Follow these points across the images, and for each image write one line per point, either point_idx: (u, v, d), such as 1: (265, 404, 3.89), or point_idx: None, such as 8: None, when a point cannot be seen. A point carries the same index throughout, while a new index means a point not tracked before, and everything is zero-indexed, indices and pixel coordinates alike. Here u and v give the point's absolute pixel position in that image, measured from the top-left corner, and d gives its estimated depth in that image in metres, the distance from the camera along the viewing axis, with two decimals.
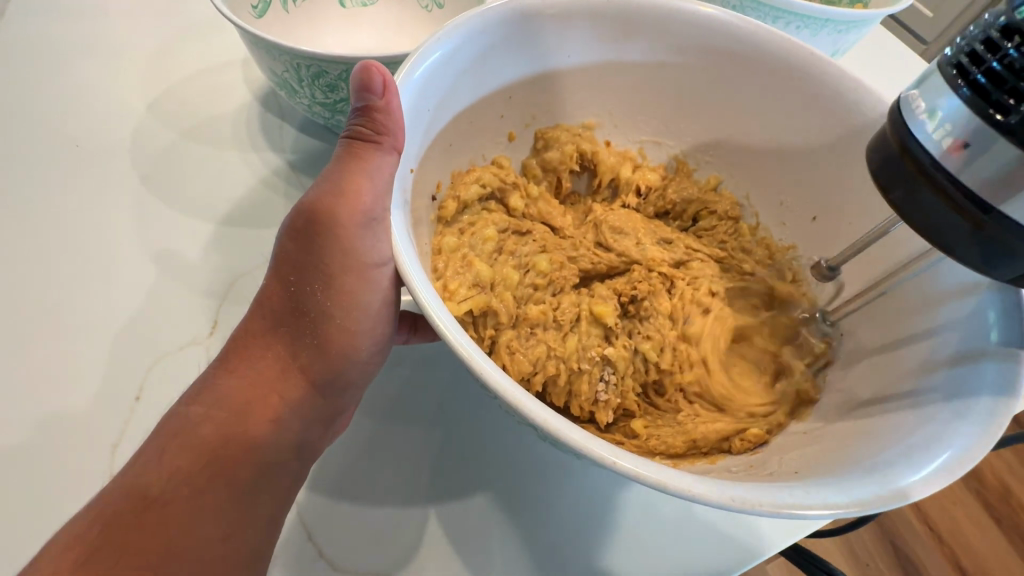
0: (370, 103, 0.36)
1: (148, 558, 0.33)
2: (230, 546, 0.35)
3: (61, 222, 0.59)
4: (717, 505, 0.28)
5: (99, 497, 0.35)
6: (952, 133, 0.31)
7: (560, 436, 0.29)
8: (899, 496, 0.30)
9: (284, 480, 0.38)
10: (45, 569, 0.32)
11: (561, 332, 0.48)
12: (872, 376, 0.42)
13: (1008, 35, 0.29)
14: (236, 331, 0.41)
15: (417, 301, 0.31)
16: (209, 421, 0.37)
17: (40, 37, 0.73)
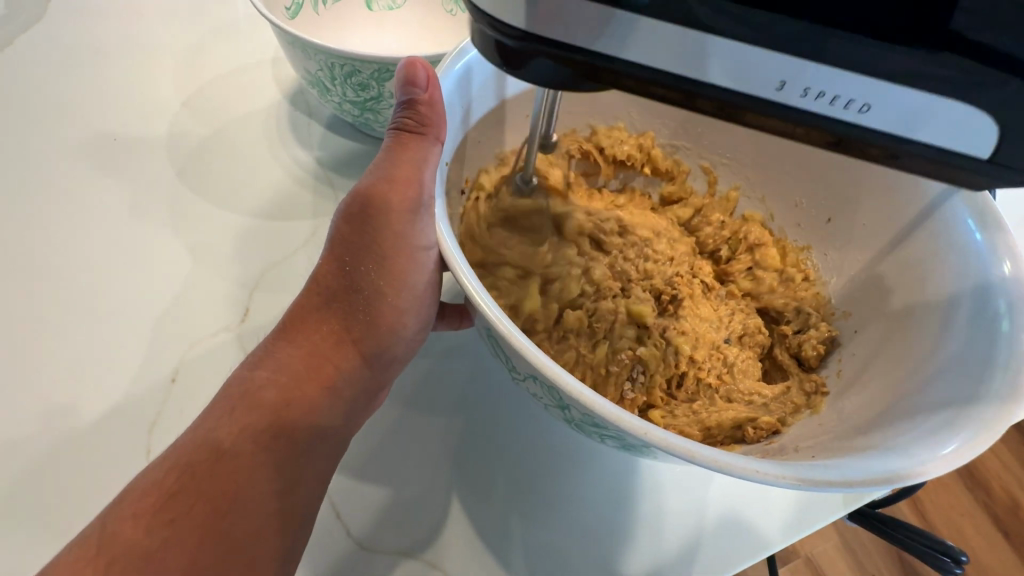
0: (414, 97, 0.39)
1: (217, 505, 0.35)
2: (290, 500, 0.37)
3: (98, 212, 0.62)
4: (738, 476, 0.30)
5: (171, 450, 0.37)
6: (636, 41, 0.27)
7: (594, 408, 0.31)
8: (904, 475, 0.31)
9: (331, 448, 0.40)
10: (125, 513, 0.34)
11: (592, 339, 0.50)
12: (886, 368, 0.43)
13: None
14: (291, 305, 0.43)
15: (459, 281, 0.33)
16: (273, 385, 0.39)
17: (77, 35, 0.76)
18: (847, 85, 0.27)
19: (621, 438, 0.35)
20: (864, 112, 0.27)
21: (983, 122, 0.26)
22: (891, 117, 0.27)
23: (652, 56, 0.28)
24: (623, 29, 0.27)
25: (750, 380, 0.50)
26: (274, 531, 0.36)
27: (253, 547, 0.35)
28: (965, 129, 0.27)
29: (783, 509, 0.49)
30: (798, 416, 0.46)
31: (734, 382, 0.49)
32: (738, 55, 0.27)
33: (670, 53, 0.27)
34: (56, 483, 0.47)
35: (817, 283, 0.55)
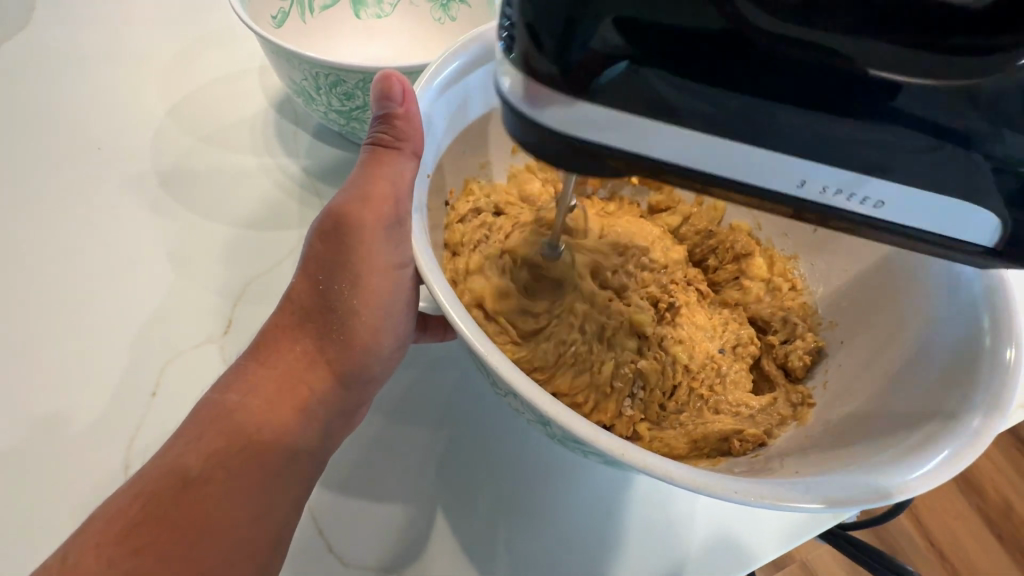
0: (390, 111, 0.38)
1: (185, 533, 0.34)
2: (261, 527, 0.36)
3: (78, 222, 0.61)
4: (717, 496, 0.30)
5: (138, 477, 0.36)
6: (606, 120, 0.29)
7: (571, 428, 0.31)
8: (887, 494, 0.31)
9: (307, 469, 0.39)
10: (91, 542, 0.34)
11: (597, 356, 0.49)
12: (870, 382, 0.43)
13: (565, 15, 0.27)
14: (264, 327, 0.43)
15: (436, 298, 0.33)
16: (245, 409, 0.38)
17: (62, 42, 0.75)
18: (853, 184, 0.29)
19: (601, 456, 0.34)
20: (865, 204, 0.29)
21: (973, 215, 0.29)
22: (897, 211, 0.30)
23: (619, 143, 0.29)
24: (603, 121, 0.28)
25: (739, 391, 0.49)
26: (247, 557, 0.35)
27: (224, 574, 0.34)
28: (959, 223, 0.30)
29: (769, 524, 0.48)
30: (784, 426, 0.46)
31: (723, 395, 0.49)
32: (740, 152, 0.29)
33: (661, 147, 0.29)
34: (31, 501, 0.46)
35: (804, 293, 0.54)
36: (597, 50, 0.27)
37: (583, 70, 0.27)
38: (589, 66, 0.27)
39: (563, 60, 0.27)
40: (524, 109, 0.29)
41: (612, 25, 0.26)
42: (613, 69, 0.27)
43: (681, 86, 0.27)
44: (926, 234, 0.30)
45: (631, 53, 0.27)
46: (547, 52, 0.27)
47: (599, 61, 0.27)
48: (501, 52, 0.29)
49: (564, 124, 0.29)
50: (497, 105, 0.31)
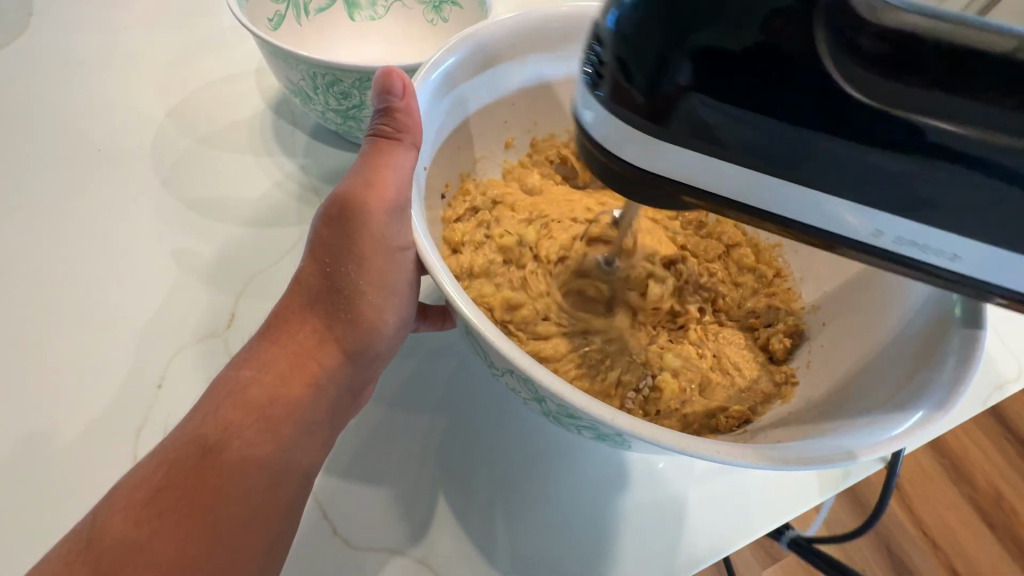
0: (390, 104, 0.40)
1: (203, 502, 0.35)
2: (272, 498, 0.38)
3: (81, 222, 0.62)
4: (701, 456, 0.32)
5: (161, 446, 0.38)
6: (600, 118, 0.31)
7: (565, 397, 0.33)
8: (857, 454, 0.34)
9: (318, 444, 0.41)
10: (117, 505, 0.35)
11: (588, 347, 0.51)
12: (844, 375, 0.45)
13: (603, 34, 0.30)
14: (276, 306, 0.44)
15: (436, 281, 0.34)
16: (258, 383, 0.40)
17: (60, 46, 0.76)
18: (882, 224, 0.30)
19: (596, 428, 0.36)
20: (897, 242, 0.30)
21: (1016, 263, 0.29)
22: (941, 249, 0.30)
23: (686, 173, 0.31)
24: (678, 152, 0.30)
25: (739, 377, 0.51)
26: (262, 523, 0.37)
27: (237, 541, 0.35)
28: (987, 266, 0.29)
29: (758, 498, 0.51)
30: (767, 404, 0.48)
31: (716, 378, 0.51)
32: (783, 190, 0.30)
33: (685, 171, 0.31)
34: (42, 490, 0.47)
35: (789, 279, 0.57)
36: (683, 85, 0.28)
37: (668, 101, 0.29)
38: (670, 97, 0.29)
39: (650, 92, 0.29)
40: (605, 140, 0.32)
41: (691, 63, 0.28)
42: (691, 101, 0.29)
43: (757, 125, 0.29)
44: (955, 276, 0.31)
45: (708, 87, 0.28)
46: (637, 87, 0.29)
47: (679, 93, 0.29)
48: (585, 87, 0.32)
49: (644, 159, 0.31)
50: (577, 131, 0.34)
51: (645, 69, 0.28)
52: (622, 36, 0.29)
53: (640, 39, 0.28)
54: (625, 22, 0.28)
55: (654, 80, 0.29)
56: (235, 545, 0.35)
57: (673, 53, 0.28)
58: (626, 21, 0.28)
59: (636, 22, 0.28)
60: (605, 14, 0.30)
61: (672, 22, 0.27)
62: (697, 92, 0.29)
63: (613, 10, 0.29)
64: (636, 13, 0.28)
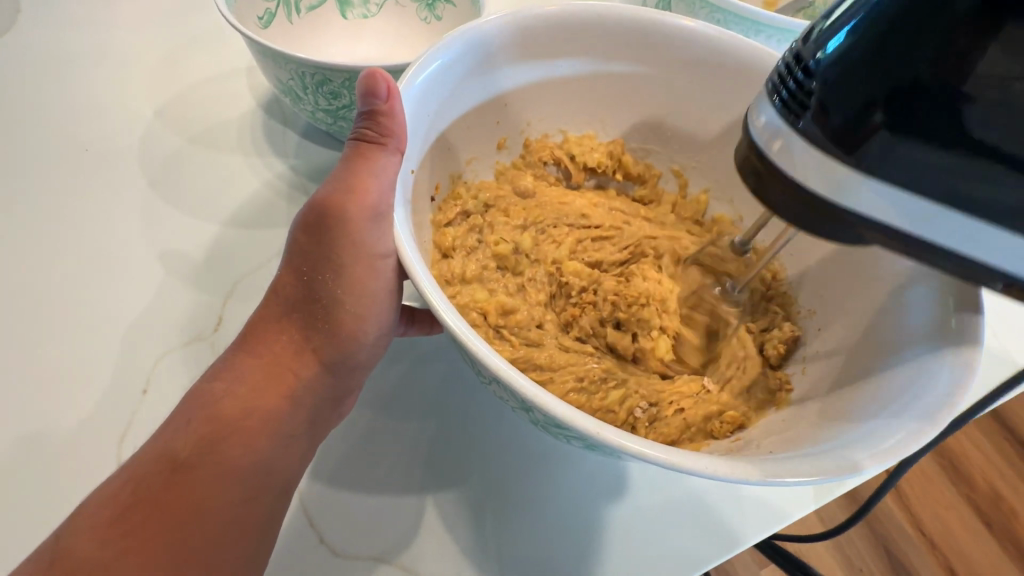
0: (375, 108, 0.39)
1: (173, 518, 0.35)
2: (246, 512, 0.37)
3: (66, 223, 0.61)
4: (692, 472, 0.31)
5: (131, 461, 0.37)
6: (773, 129, 0.33)
7: (549, 410, 0.32)
8: (852, 468, 0.33)
9: (297, 455, 0.40)
10: (81, 527, 0.34)
11: (579, 356, 0.50)
12: (855, 352, 0.45)
13: (804, 54, 0.32)
14: (251, 317, 0.43)
15: (419, 289, 0.33)
16: (231, 396, 0.39)
17: (48, 44, 0.75)
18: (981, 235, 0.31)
19: (583, 439, 0.35)
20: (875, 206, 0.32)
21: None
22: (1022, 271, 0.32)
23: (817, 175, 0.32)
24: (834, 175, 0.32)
25: (738, 383, 0.50)
26: (238, 537, 0.36)
27: (209, 557, 0.35)
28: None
29: (751, 507, 0.50)
30: (762, 412, 0.47)
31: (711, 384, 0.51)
32: (810, 155, 0.32)
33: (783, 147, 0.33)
34: (23, 497, 0.47)
35: (784, 284, 0.56)
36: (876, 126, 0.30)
37: (859, 136, 0.31)
38: (863, 133, 0.31)
39: (844, 126, 0.31)
40: (780, 154, 0.33)
41: (888, 106, 0.30)
42: (875, 140, 0.31)
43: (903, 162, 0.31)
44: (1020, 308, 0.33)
45: (899, 126, 0.30)
46: (829, 123, 0.31)
47: (871, 130, 0.30)
48: (777, 112, 0.33)
49: (804, 176, 0.32)
50: (743, 139, 0.36)
51: (845, 110, 0.30)
52: (828, 73, 0.30)
53: (850, 79, 0.30)
54: (825, 58, 0.31)
55: (851, 124, 0.31)
56: (210, 561, 0.35)
57: (871, 93, 0.30)
58: (827, 57, 0.31)
59: (841, 68, 0.30)
60: (819, 43, 0.31)
61: (886, 72, 0.29)
62: (887, 129, 0.30)
63: (818, 49, 0.31)
64: (852, 56, 0.30)
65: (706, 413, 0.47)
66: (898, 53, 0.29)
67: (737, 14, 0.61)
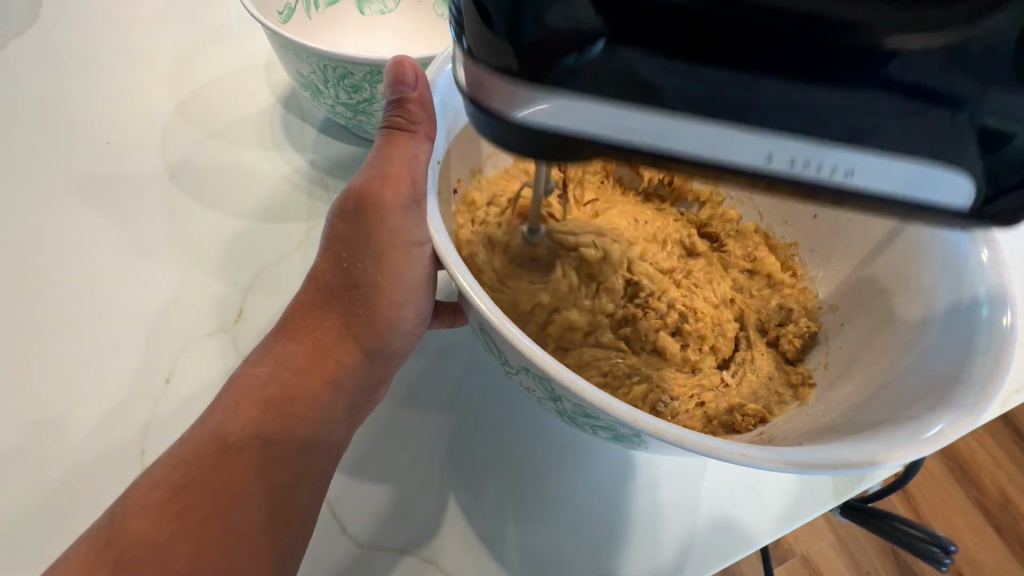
0: (404, 95, 0.40)
1: (225, 499, 0.35)
2: (290, 497, 0.37)
3: (89, 215, 0.62)
4: (727, 460, 0.31)
5: (180, 442, 0.37)
6: (511, 96, 0.28)
7: (584, 395, 0.32)
8: (885, 457, 0.33)
9: (336, 440, 0.40)
10: (135, 507, 0.35)
11: (603, 351, 0.51)
12: (882, 295, 0.47)
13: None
14: (290, 302, 0.43)
15: (453, 277, 0.34)
16: (277, 379, 0.39)
17: (69, 38, 0.76)
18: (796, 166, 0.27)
19: (612, 428, 0.36)
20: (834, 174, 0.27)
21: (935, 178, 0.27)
22: (860, 172, 0.27)
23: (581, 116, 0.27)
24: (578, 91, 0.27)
25: (756, 377, 0.51)
26: (280, 523, 0.36)
27: (259, 538, 0.35)
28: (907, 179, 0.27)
29: (775, 501, 0.50)
30: (783, 405, 0.48)
31: (728, 377, 0.51)
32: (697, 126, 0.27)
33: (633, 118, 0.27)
34: (49, 487, 0.47)
35: (805, 278, 0.56)
36: (554, 24, 0.25)
37: (543, 50, 0.26)
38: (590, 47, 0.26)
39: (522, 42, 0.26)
40: (502, 102, 0.28)
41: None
42: (612, 54, 0.26)
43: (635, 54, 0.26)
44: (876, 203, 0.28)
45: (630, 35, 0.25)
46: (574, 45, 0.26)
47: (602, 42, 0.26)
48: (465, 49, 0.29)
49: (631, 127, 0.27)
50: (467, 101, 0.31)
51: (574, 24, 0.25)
52: None
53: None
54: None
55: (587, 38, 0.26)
56: (252, 546, 0.35)
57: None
58: None
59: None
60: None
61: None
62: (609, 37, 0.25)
63: None
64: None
65: (727, 407, 0.48)
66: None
67: None
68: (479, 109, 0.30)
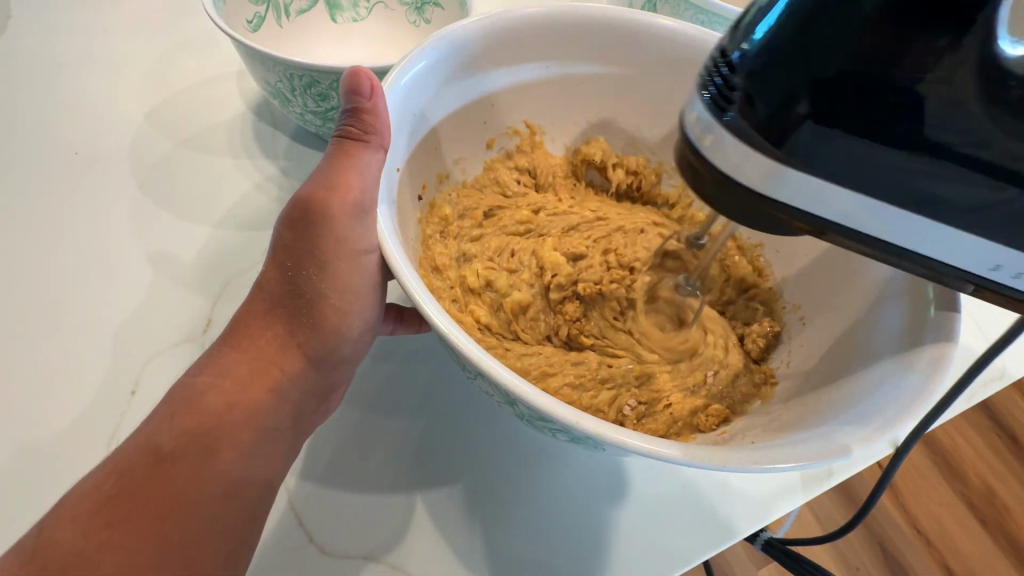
0: (358, 105, 0.40)
1: (158, 509, 0.35)
2: (231, 506, 0.36)
3: (54, 226, 0.61)
4: (670, 460, 0.31)
5: (115, 454, 0.37)
6: (703, 126, 0.31)
7: (530, 400, 0.32)
8: (826, 455, 0.33)
9: (280, 447, 0.40)
10: (66, 516, 0.34)
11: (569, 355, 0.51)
12: (842, 296, 0.48)
13: (728, 46, 0.30)
14: (237, 311, 0.43)
15: (404, 287, 0.34)
16: (216, 389, 0.39)
17: (37, 48, 0.76)
18: (886, 216, 0.30)
19: (567, 432, 0.36)
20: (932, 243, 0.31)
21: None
22: (962, 245, 0.30)
23: (760, 176, 0.30)
24: (796, 163, 0.30)
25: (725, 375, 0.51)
26: (218, 531, 0.35)
27: (195, 550, 0.34)
28: (991, 258, 0.30)
29: (738, 501, 0.50)
30: (746, 404, 0.48)
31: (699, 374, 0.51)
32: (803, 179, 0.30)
33: (768, 175, 0.30)
34: (8, 501, 0.46)
35: (770, 281, 0.56)
36: (803, 114, 0.29)
37: (785, 129, 0.29)
38: (789, 125, 0.29)
39: (771, 118, 0.29)
40: (713, 151, 0.31)
41: (812, 96, 0.28)
42: (803, 130, 0.29)
43: (820, 133, 0.29)
44: (945, 264, 0.31)
45: (821, 116, 0.28)
46: (756, 115, 0.29)
47: (797, 121, 0.29)
48: (705, 108, 0.31)
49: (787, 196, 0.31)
50: (681, 144, 0.34)
51: (771, 101, 0.29)
52: (756, 69, 0.29)
53: (770, 72, 0.28)
54: (752, 48, 0.29)
55: (778, 112, 0.29)
56: (194, 560, 0.34)
57: (792, 84, 0.28)
58: (753, 47, 0.29)
59: (775, 51, 0.28)
60: (736, 44, 0.30)
61: (804, 61, 0.28)
62: (813, 119, 0.29)
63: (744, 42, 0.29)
64: (784, 41, 0.28)
65: (691, 410, 0.48)
66: (812, 41, 0.28)
67: (720, 15, 0.62)
68: (687, 152, 0.33)
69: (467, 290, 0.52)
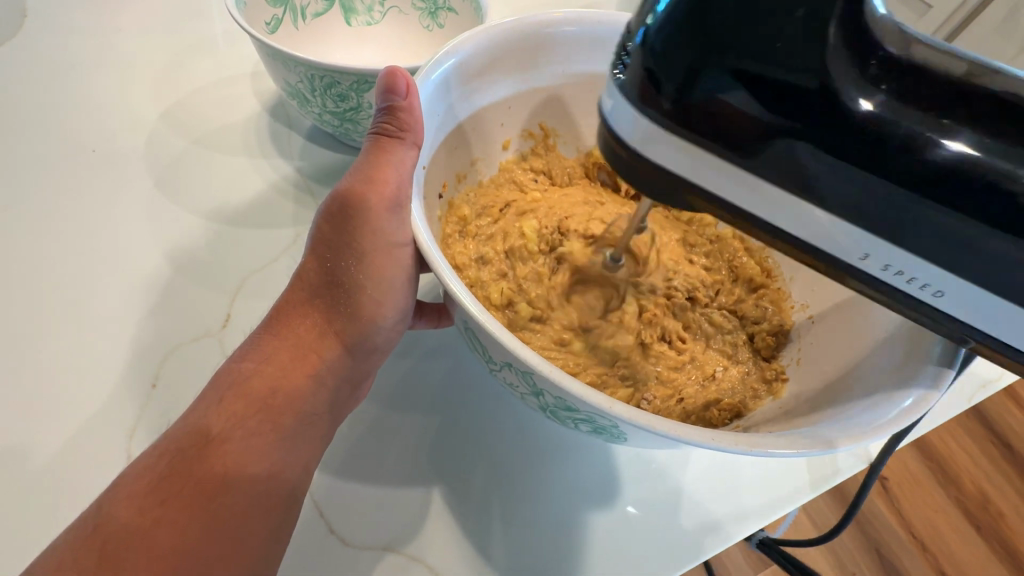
0: (394, 103, 0.41)
1: (206, 488, 0.36)
2: (272, 488, 0.38)
3: (74, 222, 0.62)
4: (695, 444, 0.32)
5: (164, 436, 0.38)
6: (613, 114, 0.33)
7: (562, 385, 0.33)
8: (828, 445, 0.34)
9: (318, 432, 0.41)
10: (121, 493, 0.35)
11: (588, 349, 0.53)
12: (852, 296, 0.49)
13: (632, 29, 0.32)
14: (276, 301, 0.45)
15: (440, 278, 0.35)
16: (259, 374, 0.40)
17: (55, 47, 0.77)
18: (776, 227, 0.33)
19: (592, 421, 0.37)
20: (923, 290, 0.30)
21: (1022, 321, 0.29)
22: (950, 295, 0.30)
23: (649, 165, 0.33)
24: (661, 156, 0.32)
25: (736, 373, 0.52)
26: (264, 510, 0.37)
27: (241, 527, 0.35)
28: (861, 245, 0.30)
29: (747, 497, 0.52)
30: (757, 399, 0.49)
31: (713, 370, 0.53)
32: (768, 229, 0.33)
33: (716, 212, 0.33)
34: (28, 495, 0.47)
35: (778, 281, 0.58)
36: (720, 95, 0.30)
37: (701, 111, 0.30)
38: (701, 106, 0.30)
39: (681, 98, 0.30)
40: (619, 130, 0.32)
41: (723, 76, 0.29)
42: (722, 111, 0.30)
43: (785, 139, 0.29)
44: (943, 314, 0.31)
45: (740, 97, 0.29)
46: (668, 95, 0.30)
47: (712, 101, 0.30)
48: (613, 91, 0.32)
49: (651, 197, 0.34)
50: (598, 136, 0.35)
51: (680, 81, 0.30)
52: (656, 49, 0.30)
53: (677, 50, 0.29)
54: (655, 29, 0.30)
55: (691, 91, 0.30)
56: (241, 539, 0.35)
57: (695, 63, 0.29)
58: (656, 28, 0.30)
59: (671, 34, 0.29)
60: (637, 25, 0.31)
61: (712, 42, 0.29)
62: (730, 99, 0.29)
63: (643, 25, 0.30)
64: (677, 23, 0.29)
65: (705, 404, 0.49)
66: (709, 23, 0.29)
67: None
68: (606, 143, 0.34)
69: (490, 304, 0.53)
